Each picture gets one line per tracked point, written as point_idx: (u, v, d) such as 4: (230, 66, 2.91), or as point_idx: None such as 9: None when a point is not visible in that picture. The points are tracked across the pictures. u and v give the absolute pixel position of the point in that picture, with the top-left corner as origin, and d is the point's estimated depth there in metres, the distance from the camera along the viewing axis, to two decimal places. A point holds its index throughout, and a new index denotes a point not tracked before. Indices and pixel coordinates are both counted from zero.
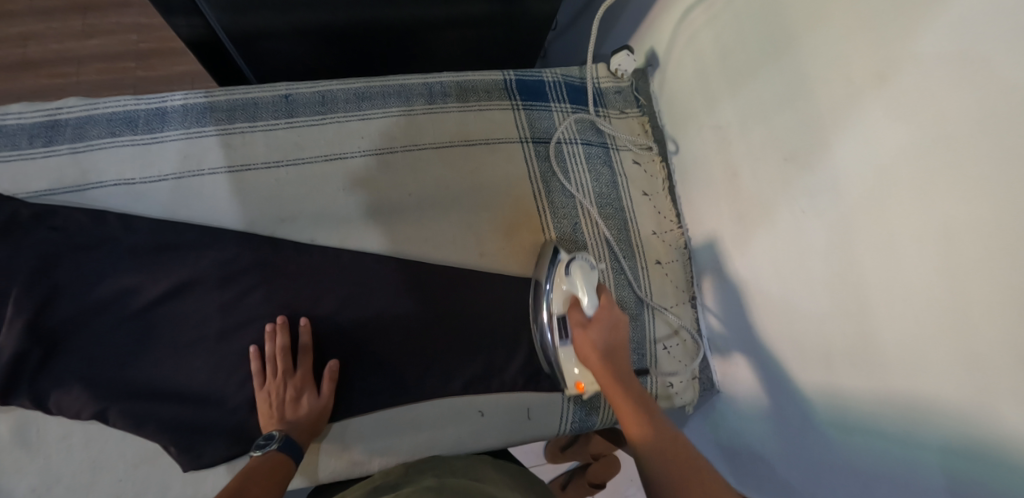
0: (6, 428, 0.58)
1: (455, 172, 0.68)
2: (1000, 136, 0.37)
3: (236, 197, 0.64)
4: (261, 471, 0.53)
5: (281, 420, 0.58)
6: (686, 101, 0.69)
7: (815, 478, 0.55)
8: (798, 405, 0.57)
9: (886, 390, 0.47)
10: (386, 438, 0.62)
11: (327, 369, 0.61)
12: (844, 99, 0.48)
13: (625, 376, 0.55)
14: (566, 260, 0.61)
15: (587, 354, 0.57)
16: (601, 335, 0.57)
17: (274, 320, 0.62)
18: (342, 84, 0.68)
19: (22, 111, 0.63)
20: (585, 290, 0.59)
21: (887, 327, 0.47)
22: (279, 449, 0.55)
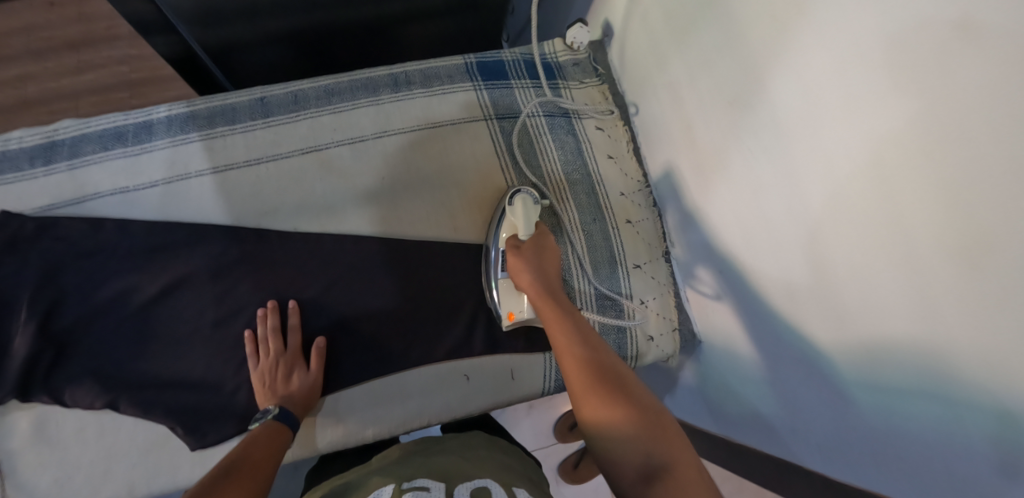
0: (28, 425, 0.63)
1: (425, 154, 0.71)
2: (903, 51, 0.39)
3: (222, 197, 0.68)
4: (265, 438, 0.56)
5: (276, 393, 0.62)
6: (640, 64, 0.72)
7: (799, 413, 0.58)
8: (772, 342, 0.59)
9: (847, 311, 0.49)
10: (374, 409, 0.66)
11: (316, 346, 0.64)
12: (777, 39, 0.51)
13: (554, 289, 0.61)
14: (516, 190, 0.67)
15: (519, 272, 0.63)
16: (533, 252, 0.64)
17: (264, 306, 0.66)
18: (311, 83, 0.73)
19: (24, 136, 0.70)
20: (524, 219, 0.65)
21: (836, 251, 0.49)
22: (276, 419, 0.59)
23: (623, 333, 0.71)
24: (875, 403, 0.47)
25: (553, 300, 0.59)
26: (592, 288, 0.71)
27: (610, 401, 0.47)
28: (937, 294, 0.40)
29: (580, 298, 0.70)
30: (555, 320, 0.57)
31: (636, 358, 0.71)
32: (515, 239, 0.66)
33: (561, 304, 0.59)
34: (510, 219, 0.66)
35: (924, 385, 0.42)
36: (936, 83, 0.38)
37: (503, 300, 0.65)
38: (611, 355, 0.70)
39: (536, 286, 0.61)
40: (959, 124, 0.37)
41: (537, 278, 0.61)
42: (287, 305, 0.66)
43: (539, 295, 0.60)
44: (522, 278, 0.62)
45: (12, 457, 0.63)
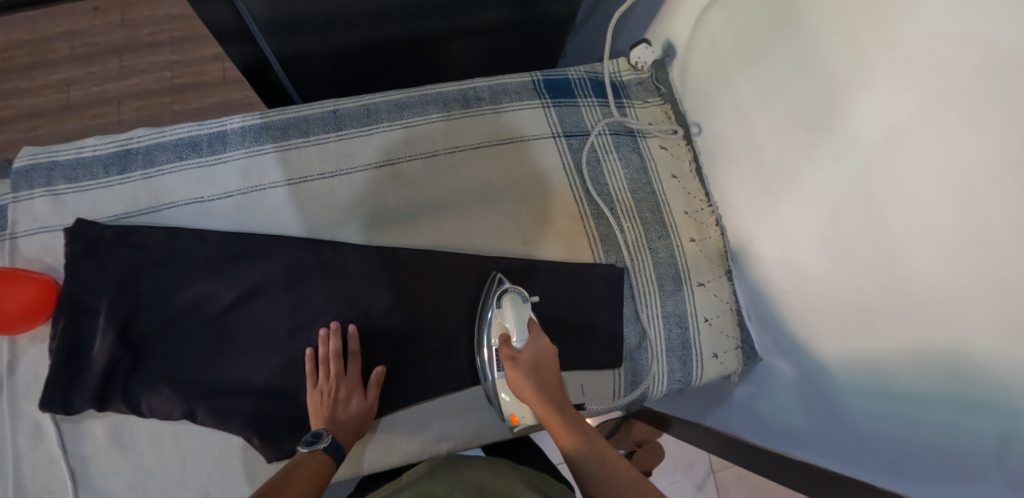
0: (103, 431, 0.63)
1: (496, 170, 0.72)
2: (998, 81, 0.41)
3: (298, 208, 0.69)
4: (304, 468, 0.56)
5: (330, 419, 0.62)
6: (704, 84, 0.73)
7: (864, 434, 0.57)
8: (838, 363, 0.60)
9: (926, 331, 0.49)
10: (438, 424, 0.67)
11: (374, 375, 0.64)
12: (857, 65, 0.52)
13: (559, 399, 0.61)
14: (504, 290, 0.66)
15: (520, 387, 0.61)
16: (529, 366, 0.62)
17: (327, 325, 0.66)
18: (384, 96, 0.74)
19: (97, 143, 0.70)
20: (516, 323, 0.64)
21: (919, 276, 0.50)
22: (325, 449, 0.58)
23: (687, 348, 0.71)
24: (953, 420, 0.47)
25: (558, 411, 0.60)
26: (657, 302, 0.72)
27: (613, 485, 0.53)
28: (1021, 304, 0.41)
29: (647, 313, 0.71)
30: (558, 425, 0.59)
31: (700, 376, 0.72)
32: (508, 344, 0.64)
33: (559, 401, 0.61)
34: (500, 323, 0.65)
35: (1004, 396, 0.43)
36: None
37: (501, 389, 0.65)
38: (676, 372, 0.71)
39: (532, 393, 0.61)
40: None
41: (540, 393, 0.61)
42: (349, 327, 0.66)
43: (543, 407, 0.60)
44: (524, 392, 0.61)
45: (87, 462, 0.63)
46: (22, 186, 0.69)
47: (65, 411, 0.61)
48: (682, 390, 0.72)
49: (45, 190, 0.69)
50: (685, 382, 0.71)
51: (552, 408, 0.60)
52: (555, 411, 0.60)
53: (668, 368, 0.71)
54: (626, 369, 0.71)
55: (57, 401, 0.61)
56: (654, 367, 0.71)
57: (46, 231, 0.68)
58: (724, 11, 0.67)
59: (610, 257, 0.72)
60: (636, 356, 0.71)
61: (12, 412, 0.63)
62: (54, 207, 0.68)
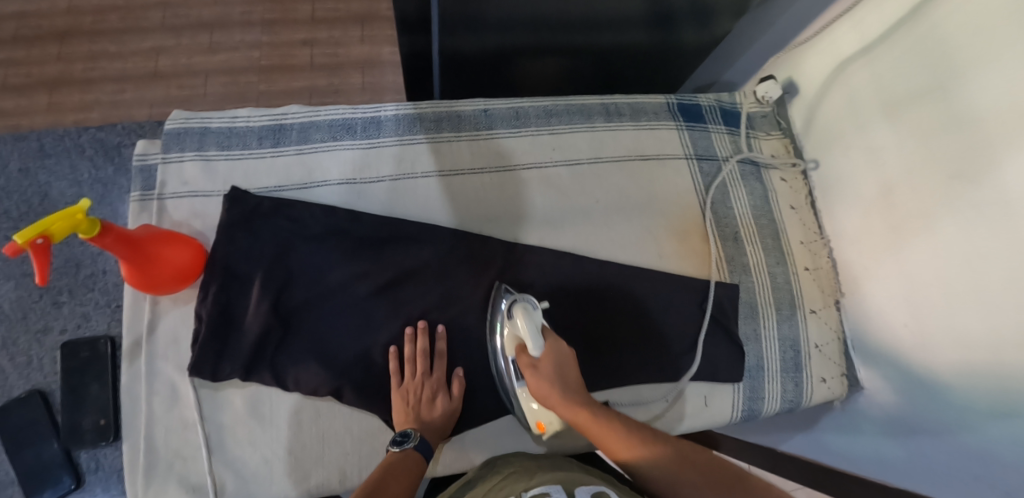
0: (242, 402, 0.63)
1: (634, 184, 0.75)
2: None
3: (447, 199, 0.70)
4: (395, 467, 0.55)
5: (412, 419, 0.61)
6: (833, 125, 0.78)
7: (1006, 461, 0.57)
8: (952, 395, 0.63)
9: None
10: (516, 436, 0.66)
11: (458, 374, 0.65)
12: (1014, 124, 0.56)
13: (590, 402, 0.58)
14: (511, 300, 0.64)
15: (547, 396, 0.58)
16: (550, 371, 0.59)
17: (415, 324, 0.66)
18: (534, 101, 0.76)
19: (250, 115, 0.71)
20: (530, 329, 0.60)
21: None
22: (415, 448, 0.58)
23: (800, 370, 0.75)
24: None
25: (591, 414, 0.57)
26: (774, 324, 0.76)
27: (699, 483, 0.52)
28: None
29: (764, 333, 0.75)
30: (605, 435, 0.56)
31: (810, 397, 0.75)
32: (526, 354, 0.60)
33: (593, 416, 0.57)
34: (514, 334, 0.62)
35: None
36: None
37: (528, 402, 0.63)
38: (789, 395, 0.74)
39: (559, 403, 0.58)
40: None
41: (572, 400, 0.58)
42: (437, 328, 0.66)
43: (579, 422, 0.57)
44: (550, 400, 0.58)
45: (223, 432, 0.62)
46: (172, 148, 0.68)
47: (211, 377, 0.61)
48: (791, 409, 0.75)
49: (195, 154, 0.69)
50: (796, 402, 0.75)
51: (591, 422, 0.57)
52: (591, 420, 0.57)
53: (781, 388, 0.74)
54: (746, 384, 0.73)
55: (206, 368, 0.61)
56: (769, 385, 0.74)
57: (192, 195, 0.68)
58: (865, 62, 0.73)
59: (735, 277, 0.75)
60: (756, 374, 0.74)
61: (150, 372, 0.62)
62: (204, 172, 0.68)
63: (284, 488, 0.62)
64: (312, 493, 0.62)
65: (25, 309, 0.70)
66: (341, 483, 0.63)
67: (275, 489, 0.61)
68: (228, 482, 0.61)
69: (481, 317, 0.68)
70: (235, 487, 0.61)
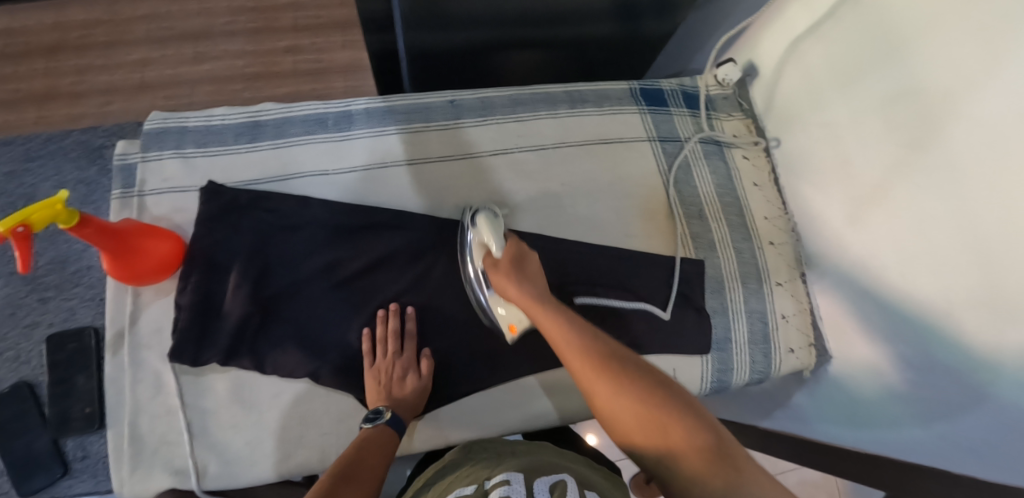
0: (224, 388, 0.64)
1: (598, 167, 0.78)
2: None
3: (417, 187, 0.73)
4: (367, 445, 0.57)
5: (385, 397, 0.63)
6: (791, 104, 0.81)
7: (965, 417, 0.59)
8: (914, 360, 0.65)
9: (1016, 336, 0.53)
10: (488, 413, 0.68)
11: (426, 353, 0.67)
12: (962, 96, 0.59)
13: (551, 303, 0.59)
14: (476, 212, 0.68)
15: (505, 286, 0.61)
16: (509, 265, 0.62)
17: (387, 306, 0.68)
18: (499, 91, 0.78)
19: (226, 114, 0.74)
20: (494, 235, 0.65)
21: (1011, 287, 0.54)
22: (386, 424, 0.60)
23: (768, 342, 0.77)
24: None
25: (544, 307, 0.58)
26: (742, 299, 0.78)
27: (633, 394, 0.50)
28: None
29: (731, 307, 0.77)
30: (556, 331, 0.56)
31: (778, 368, 0.77)
32: (490, 255, 0.64)
33: (552, 308, 0.58)
34: (477, 238, 0.66)
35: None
36: None
37: (496, 307, 0.66)
38: (759, 366, 0.76)
39: (515, 291, 0.60)
40: None
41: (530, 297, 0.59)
42: (407, 310, 0.68)
43: (531, 307, 0.58)
44: (507, 290, 0.61)
45: (206, 417, 0.64)
46: (151, 147, 0.71)
47: (192, 363, 0.63)
48: (761, 380, 0.77)
49: (173, 153, 0.71)
50: (764, 373, 0.77)
51: (545, 311, 0.58)
52: (549, 314, 0.57)
53: (751, 359, 0.76)
54: (715, 357, 0.75)
55: (187, 354, 0.63)
56: (738, 357, 0.76)
57: (171, 191, 0.70)
58: (818, 40, 0.75)
59: (699, 253, 0.78)
60: (724, 346, 0.76)
61: (135, 362, 0.64)
62: (183, 169, 0.71)
63: (265, 469, 0.63)
64: (293, 473, 0.64)
65: (14, 307, 0.74)
66: (322, 463, 0.64)
67: (257, 470, 0.63)
68: (211, 465, 0.63)
69: (451, 299, 0.70)
70: (218, 469, 0.63)
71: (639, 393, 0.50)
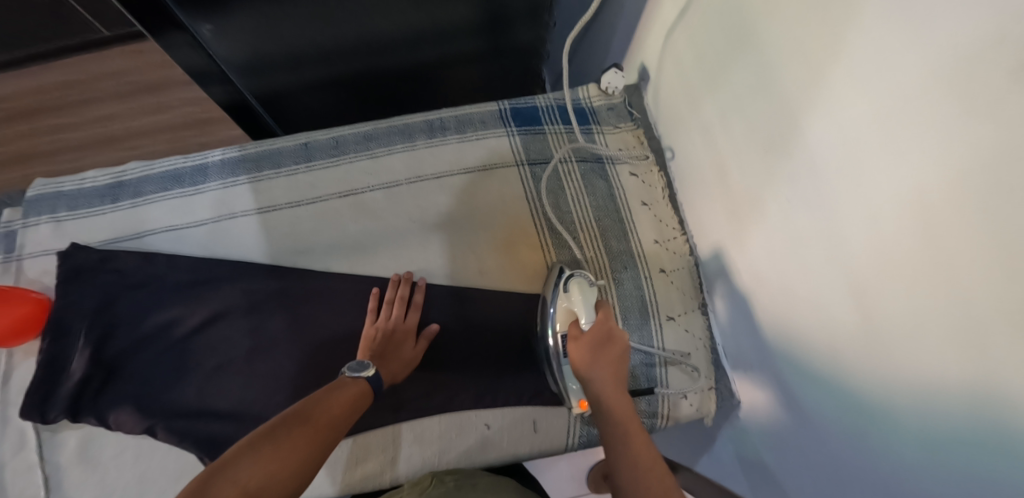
0: (76, 443, 0.67)
1: (457, 200, 0.72)
2: (940, 78, 0.35)
3: (264, 235, 0.71)
4: (343, 394, 0.55)
5: (376, 353, 0.62)
6: (674, 109, 0.69)
7: (858, 478, 0.48)
8: (802, 404, 0.53)
9: (895, 377, 0.42)
10: (330, 472, 0.64)
11: (430, 329, 0.66)
12: (811, 82, 0.46)
13: (612, 395, 0.56)
14: (569, 275, 0.63)
15: (582, 368, 0.58)
16: (591, 343, 0.59)
17: (400, 274, 0.69)
18: (353, 128, 0.75)
19: (97, 176, 0.76)
20: (585, 305, 0.61)
21: (882, 320, 0.42)
22: (368, 382, 0.58)
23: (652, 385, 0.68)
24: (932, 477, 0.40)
25: (609, 404, 0.56)
26: None
27: None
28: (1003, 375, 0.33)
29: None
30: (614, 427, 0.54)
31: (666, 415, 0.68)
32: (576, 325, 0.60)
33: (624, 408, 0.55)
34: (568, 304, 0.61)
35: (1006, 446, 0.34)
36: (970, 116, 0.34)
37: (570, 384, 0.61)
38: (641, 412, 0.69)
39: (597, 377, 0.57)
40: (994, 166, 0.33)
41: (599, 387, 0.57)
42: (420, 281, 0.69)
43: (601, 400, 0.56)
44: (585, 376, 0.58)
45: (60, 471, 0.66)
46: (29, 214, 0.75)
47: (41, 420, 0.65)
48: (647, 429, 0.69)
49: (48, 218, 0.75)
50: (650, 423, 0.69)
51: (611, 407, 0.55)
52: (622, 413, 0.55)
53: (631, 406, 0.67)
54: None
55: (36, 412, 0.65)
56: None
57: (45, 254, 0.74)
58: (683, 30, 0.63)
59: None
60: None
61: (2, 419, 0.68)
62: (55, 233, 0.74)
63: None
64: None
65: None
66: None
67: None
68: None
69: (294, 350, 0.68)
70: None
71: None
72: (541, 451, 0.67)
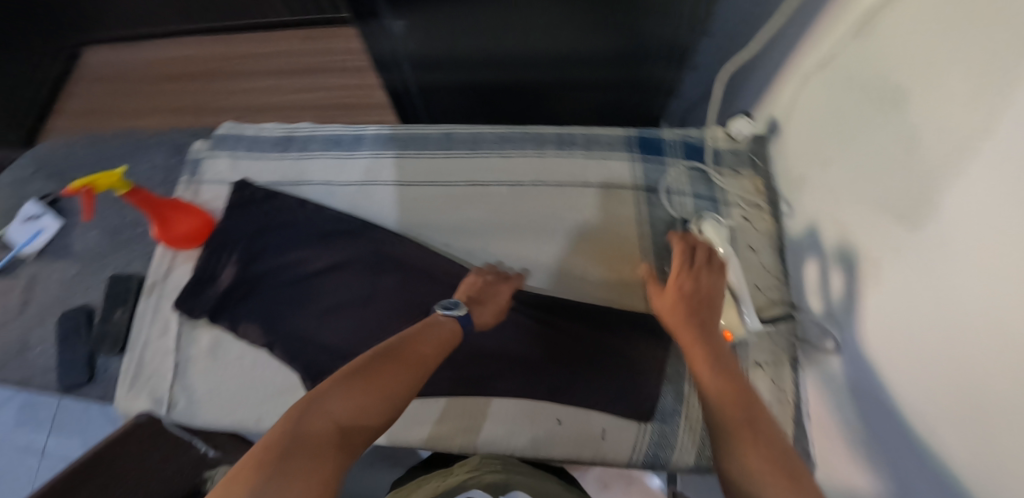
0: (206, 341, 0.78)
1: (572, 209, 0.78)
2: None
3: (399, 204, 0.81)
4: (438, 331, 0.58)
5: (473, 297, 0.66)
6: (800, 166, 0.71)
7: None
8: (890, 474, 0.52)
9: (997, 466, 0.41)
10: (404, 425, 0.70)
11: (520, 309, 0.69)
12: (952, 156, 0.47)
13: (687, 329, 0.60)
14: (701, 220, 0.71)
15: (668, 312, 0.63)
16: (685, 289, 0.63)
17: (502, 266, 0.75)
18: (493, 129, 0.84)
19: (272, 128, 0.90)
20: (719, 240, 0.68)
21: (993, 403, 0.41)
22: (455, 322, 0.60)
23: None
24: None
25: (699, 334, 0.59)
26: None
27: (736, 432, 0.46)
28: None
29: (690, 378, 0.70)
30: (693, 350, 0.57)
31: None
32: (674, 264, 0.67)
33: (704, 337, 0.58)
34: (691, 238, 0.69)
35: None
36: None
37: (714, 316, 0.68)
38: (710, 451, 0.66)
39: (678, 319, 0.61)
40: None
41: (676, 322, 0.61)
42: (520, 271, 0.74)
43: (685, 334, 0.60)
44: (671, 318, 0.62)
45: (188, 362, 0.77)
46: (215, 148, 0.90)
47: (187, 313, 0.78)
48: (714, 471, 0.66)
49: (228, 154, 0.89)
50: None
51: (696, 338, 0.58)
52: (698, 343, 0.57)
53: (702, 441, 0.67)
54: (655, 428, 0.68)
55: (185, 304, 0.78)
56: (685, 434, 0.67)
57: (218, 182, 0.88)
58: (825, 84, 0.65)
59: None
60: (671, 419, 0.68)
61: (156, 307, 0.80)
62: (230, 166, 0.88)
63: (215, 416, 0.74)
64: (235, 427, 0.73)
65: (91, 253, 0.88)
66: (256, 424, 0.73)
67: (209, 415, 0.74)
68: (181, 402, 0.75)
69: (398, 308, 0.75)
70: (184, 406, 0.75)
71: (745, 443, 0.44)
72: (602, 462, 0.67)
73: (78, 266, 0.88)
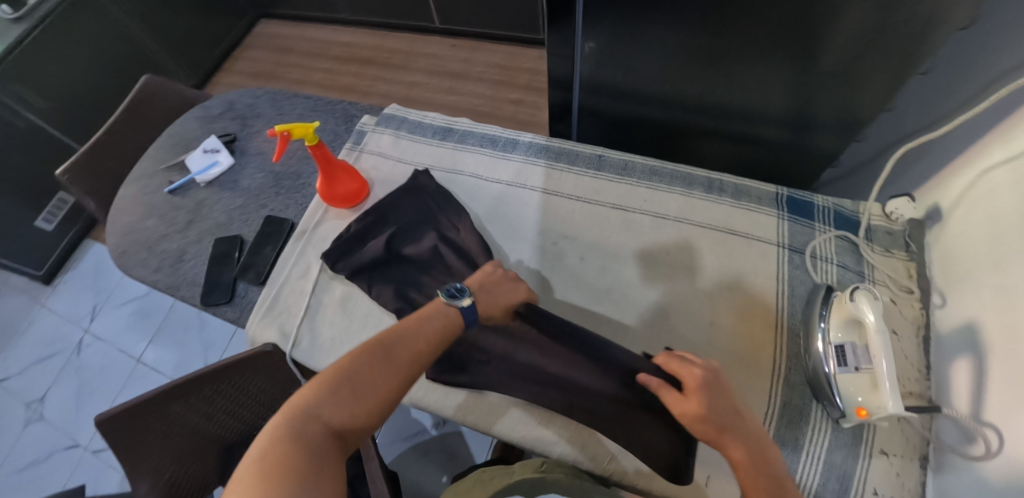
0: (339, 293, 0.83)
1: (711, 252, 0.79)
2: None
3: (543, 210, 0.85)
4: (435, 321, 0.60)
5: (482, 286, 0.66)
6: (963, 257, 0.68)
7: None
8: None
9: None
10: (509, 419, 0.72)
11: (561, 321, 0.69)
12: None
13: (754, 451, 0.55)
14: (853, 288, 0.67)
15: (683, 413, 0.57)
16: (694, 386, 0.57)
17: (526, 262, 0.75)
18: (644, 160, 0.87)
19: (436, 118, 0.98)
20: (873, 316, 0.64)
21: None
22: (455, 311, 0.61)
23: None
24: None
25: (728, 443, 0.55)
26: (824, 444, 0.68)
27: None
28: None
29: (808, 448, 0.68)
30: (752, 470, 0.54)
31: None
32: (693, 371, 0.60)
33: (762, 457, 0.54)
34: (851, 311, 0.66)
35: None
36: None
37: (847, 390, 0.65)
38: None
39: (703, 424, 0.56)
40: None
41: (741, 439, 0.55)
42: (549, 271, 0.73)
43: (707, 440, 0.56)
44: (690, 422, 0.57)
45: (319, 307, 0.82)
46: (381, 124, 0.98)
47: (331, 266, 0.83)
48: None
49: (391, 132, 0.97)
50: None
51: (752, 458, 0.54)
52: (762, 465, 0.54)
53: None
54: None
55: (331, 257, 0.83)
56: None
57: (377, 155, 0.95)
58: (1010, 177, 0.61)
59: (793, 375, 0.71)
60: None
61: (301, 251, 0.87)
62: (392, 143, 0.96)
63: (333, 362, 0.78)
64: None
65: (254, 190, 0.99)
66: None
67: (328, 360, 0.78)
68: (304, 341, 0.80)
69: None
70: (306, 347, 0.79)
71: None
72: None
73: (240, 200, 0.97)
